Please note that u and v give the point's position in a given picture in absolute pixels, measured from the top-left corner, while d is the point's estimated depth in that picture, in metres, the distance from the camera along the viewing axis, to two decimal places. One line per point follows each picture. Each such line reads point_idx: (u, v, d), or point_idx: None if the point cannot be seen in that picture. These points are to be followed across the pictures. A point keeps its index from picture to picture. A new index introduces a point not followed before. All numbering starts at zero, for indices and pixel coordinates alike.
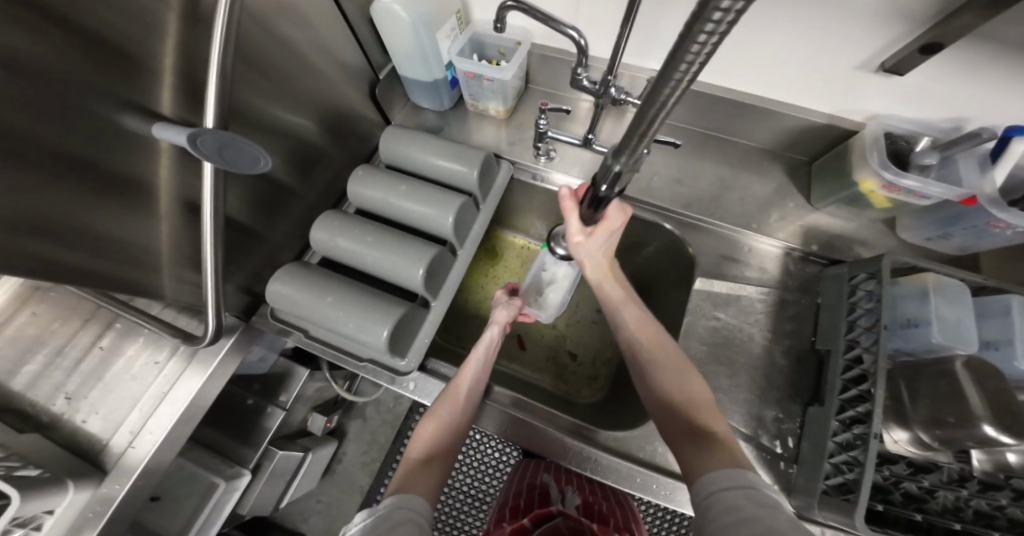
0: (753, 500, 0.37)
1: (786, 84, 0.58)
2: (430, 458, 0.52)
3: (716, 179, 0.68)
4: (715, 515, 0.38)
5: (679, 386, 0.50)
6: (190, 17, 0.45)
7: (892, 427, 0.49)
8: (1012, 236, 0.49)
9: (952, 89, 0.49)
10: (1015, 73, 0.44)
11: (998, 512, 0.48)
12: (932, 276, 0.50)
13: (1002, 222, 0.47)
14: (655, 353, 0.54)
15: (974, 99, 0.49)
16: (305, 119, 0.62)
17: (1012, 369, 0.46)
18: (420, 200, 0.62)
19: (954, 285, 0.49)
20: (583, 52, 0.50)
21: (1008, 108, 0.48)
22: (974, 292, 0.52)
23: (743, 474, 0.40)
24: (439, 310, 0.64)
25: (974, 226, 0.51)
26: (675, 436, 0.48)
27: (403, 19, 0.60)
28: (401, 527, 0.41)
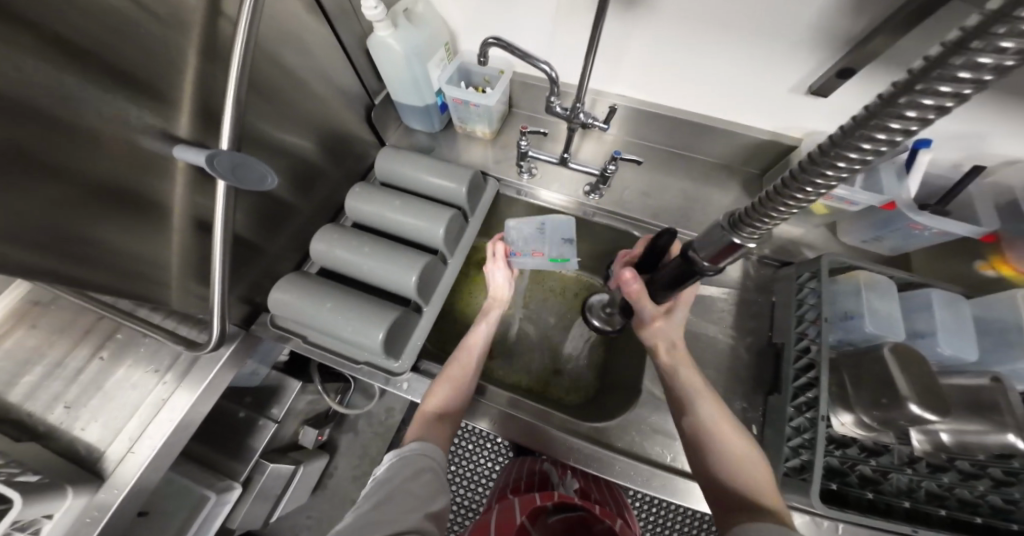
0: None
1: (737, 107, 0.66)
2: (442, 414, 0.57)
3: (682, 192, 0.75)
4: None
5: (739, 464, 0.49)
6: (207, 52, 0.50)
7: (839, 410, 0.54)
8: (932, 237, 0.57)
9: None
10: None
11: (948, 493, 0.54)
12: (864, 274, 0.56)
13: (919, 225, 0.55)
14: (716, 433, 0.52)
15: None
16: (305, 140, 0.68)
17: (937, 354, 0.53)
18: (411, 212, 0.68)
19: (883, 282, 0.56)
20: (555, 82, 0.57)
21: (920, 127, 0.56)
22: (903, 288, 0.58)
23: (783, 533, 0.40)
24: (431, 314, 0.68)
25: (899, 229, 0.58)
26: (724, 503, 0.47)
27: (397, 52, 0.67)
28: (421, 475, 0.49)
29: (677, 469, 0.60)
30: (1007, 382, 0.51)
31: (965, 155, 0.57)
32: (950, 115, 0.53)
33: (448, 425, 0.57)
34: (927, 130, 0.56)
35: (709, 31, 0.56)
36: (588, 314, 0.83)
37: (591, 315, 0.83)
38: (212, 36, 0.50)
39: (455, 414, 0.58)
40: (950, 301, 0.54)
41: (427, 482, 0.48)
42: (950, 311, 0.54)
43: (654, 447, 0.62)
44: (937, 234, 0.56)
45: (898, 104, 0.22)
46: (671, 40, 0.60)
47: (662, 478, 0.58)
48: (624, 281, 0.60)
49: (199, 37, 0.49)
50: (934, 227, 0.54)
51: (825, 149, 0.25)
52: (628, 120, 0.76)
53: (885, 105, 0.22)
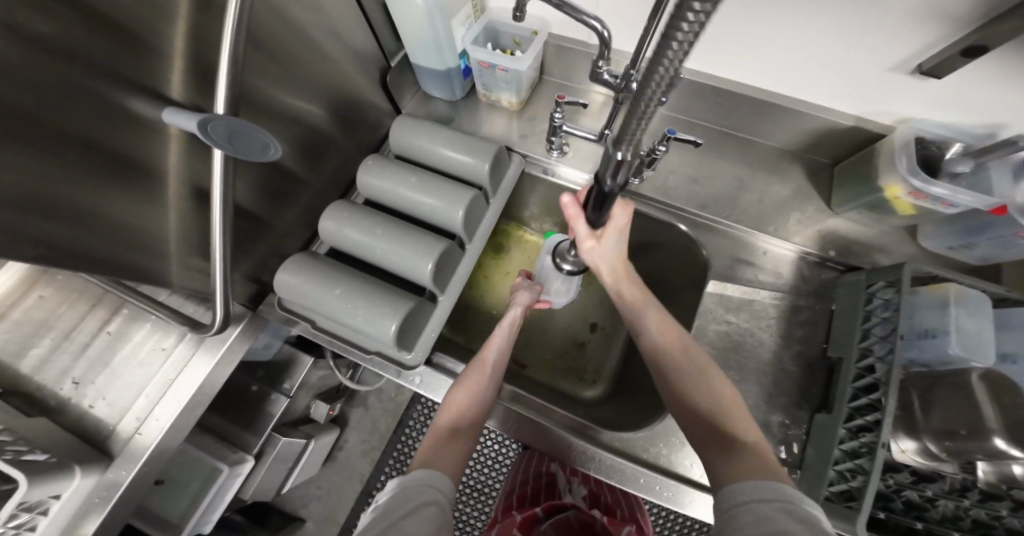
0: (789, 516, 0.34)
1: (815, 85, 0.56)
2: (457, 430, 0.53)
3: (735, 179, 0.67)
4: (744, 523, 0.35)
5: (708, 394, 0.49)
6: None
7: (901, 436, 0.48)
8: None
9: (994, 93, 0.47)
10: None
11: (997, 521, 0.46)
12: (954, 287, 0.49)
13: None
14: (674, 362, 0.53)
15: (1010, 105, 0.48)
16: (313, 105, 0.60)
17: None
18: (429, 192, 0.61)
19: (974, 297, 0.48)
20: (606, 44, 0.48)
21: None
22: (994, 304, 0.51)
23: (783, 486, 0.37)
24: (446, 305, 0.63)
25: (1000, 236, 0.50)
26: (702, 442, 0.47)
27: (417, 5, 0.58)
28: (425, 509, 0.42)
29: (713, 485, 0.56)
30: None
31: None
32: None
33: (460, 443, 0.52)
34: None
35: None
36: (558, 258, 0.69)
37: (561, 260, 0.68)
38: None
39: (471, 433, 0.54)
40: None
41: (427, 519, 0.41)
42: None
43: (681, 458, 0.57)
44: None
45: None
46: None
47: (690, 493, 0.55)
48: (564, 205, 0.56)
49: None
50: None
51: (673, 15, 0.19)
52: (678, 94, 0.67)
53: None
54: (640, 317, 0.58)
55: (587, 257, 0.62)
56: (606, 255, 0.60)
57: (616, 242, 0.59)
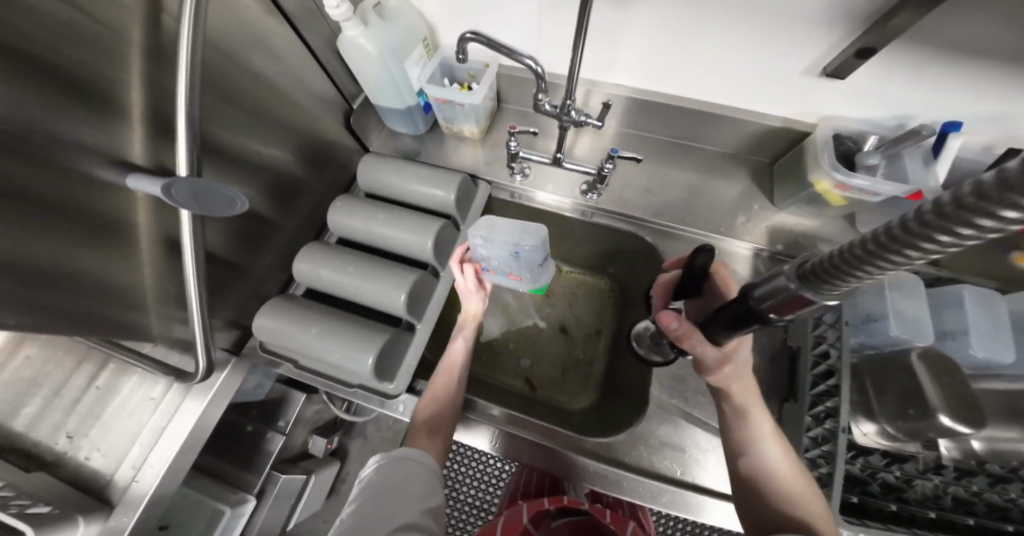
0: None
1: (744, 92, 0.61)
2: (435, 424, 0.56)
3: (687, 186, 0.71)
4: None
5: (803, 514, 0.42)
6: (152, 50, 0.44)
7: (861, 420, 0.50)
8: None
9: (894, 90, 0.53)
10: (943, 67, 0.48)
11: (975, 498, 0.49)
12: (889, 272, 0.52)
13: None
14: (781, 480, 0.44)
15: (912, 97, 0.52)
16: (282, 153, 0.64)
17: (970, 357, 0.49)
18: (399, 227, 0.64)
19: (909, 280, 0.52)
20: (541, 78, 0.52)
21: (938, 106, 0.53)
22: (932, 283, 0.55)
23: None
24: (425, 331, 0.65)
25: None
26: None
27: (371, 52, 0.60)
28: (407, 483, 0.47)
29: (697, 483, 0.57)
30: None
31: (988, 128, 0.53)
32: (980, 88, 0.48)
33: (442, 437, 0.55)
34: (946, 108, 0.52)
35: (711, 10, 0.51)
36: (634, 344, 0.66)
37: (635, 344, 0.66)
38: (157, 32, 0.44)
39: (449, 426, 0.57)
40: (987, 299, 0.50)
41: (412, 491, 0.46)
42: (983, 313, 0.49)
43: (663, 459, 0.59)
44: None
45: (947, 216, 0.17)
46: (673, 20, 0.54)
47: (673, 493, 0.56)
48: (664, 323, 0.47)
49: (142, 34, 0.42)
50: None
51: (882, 239, 0.20)
52: (624, 111, 0.71)
53: (934, 214, 0.17)
54: (754, 426, 0.47)
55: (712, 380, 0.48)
56: (739, 373, 0.47)
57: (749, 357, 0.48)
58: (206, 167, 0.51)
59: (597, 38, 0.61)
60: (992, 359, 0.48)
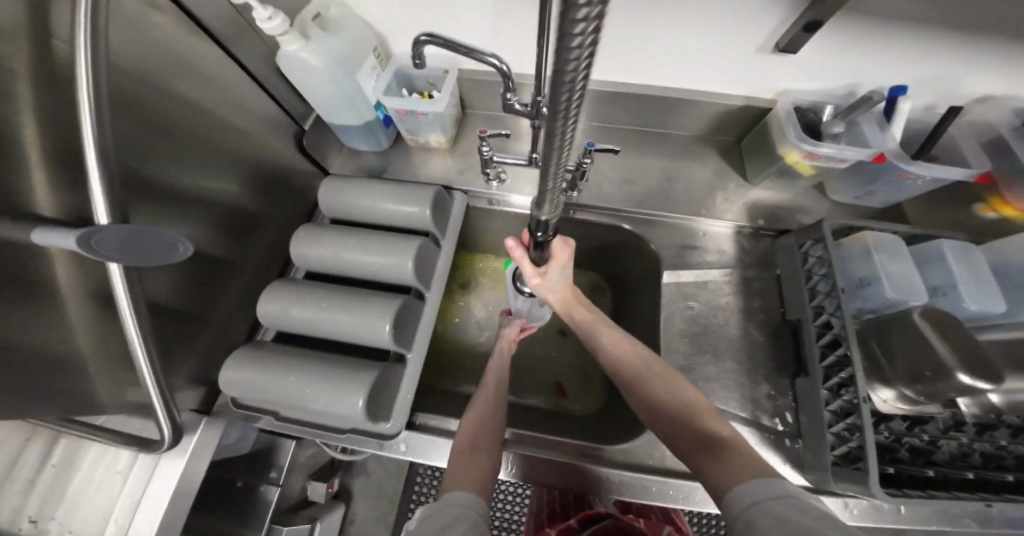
0: (796, 507, 0.32)
1: (703, 75, 0.62)
2: (476, 446, 0.50)
3: (663, 173, 0.71)
4: (762, 527, 0.32)
5: (672, 395, 0.49)
6: (50, 82, 0.36)
7: (878, 387, 0.49)
8: (923, 185, 0.56)
9: (846, 57, 0.53)
10: (883, 36, 0.49)
11: (1003, 451, 0.48)
12: (871, 235, 0.52)
13: (912, 173, 0.53)
14: (646, 374, 0.52)
15: (863, 63, 0.53)
16: (231, 186, 0.59)
17: (964, 311, 0.48)
18: (372, 251, 0.59)
19: (890, 240, 0.52)
20: (507, 77, 0.49)
21: (893, 70, 0.53)
22: (912, 240, 0.54)
23: (784, 481, 0.35)
24: (416, 361, 0.61)
25: (890, 181, 0.57)
26: (681, 445, 0.45)
27: (316, 67, 0.56)
28: (451, 527, 0.38)
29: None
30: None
31: (937, 93, 0.54)
32: (923, 51, 0.50)
33: (483, 456, 0.49)
34: (897, 73, 0.53)
35: None
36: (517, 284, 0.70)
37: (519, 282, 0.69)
38: (50, 61, 0.36)
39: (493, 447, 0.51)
40: (965, 249, 0.50)
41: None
42: (968, 265, 0.49)
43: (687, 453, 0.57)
44: (930, 182, 0.55)
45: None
46: (628, 8, 0.53)
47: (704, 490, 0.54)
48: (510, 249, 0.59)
49: (28, 59, 0.34)
50: (927, 176, 0.53)
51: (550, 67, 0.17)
52: (591, 106, 0.70)
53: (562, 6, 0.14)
54: (593, 338, 0.59)
55: (538, 290, 0.64)
56: (554, 285, 0.62)
57: (560, 274, 0.62)
58: (135, 211, 0.45)
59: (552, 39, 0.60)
60: (986, 309, 0.47)
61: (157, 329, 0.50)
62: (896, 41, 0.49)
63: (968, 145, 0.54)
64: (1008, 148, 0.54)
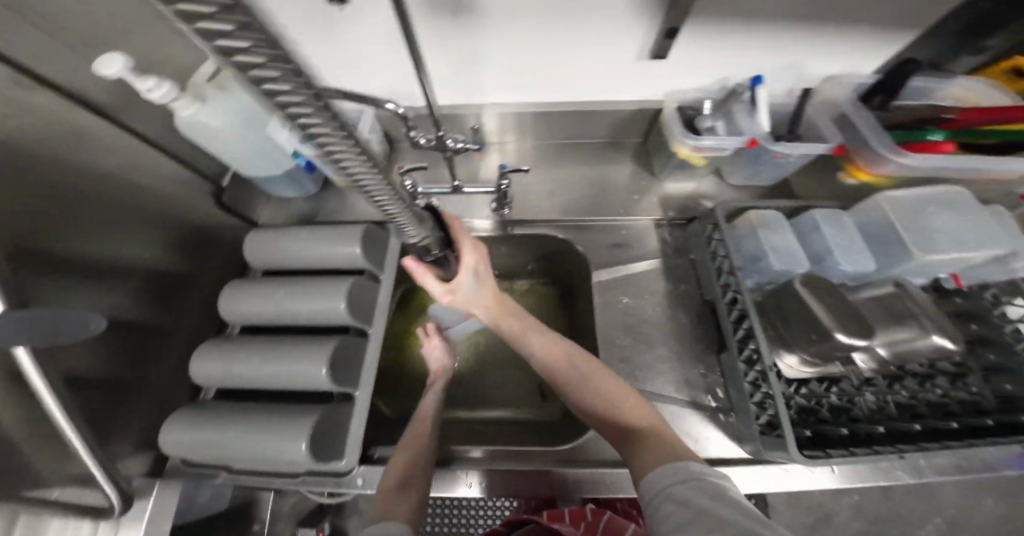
0: (699, 493, 0.36)
1: (598, 85, 0.68)
2: (406, 483, 0.51)
3: (583, 179, 0.76)
4: (667, 516, 0.36)
5: (601, 394, 0.53)
6: None
7: (783, 353, 0.51)
8: (795, 161, 0.62)
9: (708, 56, 0.60)
10: (730, 36, 0.56)
11: (915, 400, 0.53)
12: (754, 215, 0.57)
13: (780, 153, 0.60)
14: (579, 374, 0.56)
15: (723, 58, 0.60)
16: (147, 249, 0.60)
17: (842, 274, 0.53)
18: (304, 295, 0.61)
19: (770, 216, 0.57)
20: (406, 119, 0.51)
21: (749, 62, 0.61)
22: (792, 214, 0.59)
23: (690, 465, 0.39)
24: (365, 398, 0.62)
25: (766, 160, 0.63)
26: (613, 438, 0.50)
27: (216, 127, 0.56)
28: None
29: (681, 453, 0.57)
30: (906, 283, 0.50)
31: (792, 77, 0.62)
32: (769, 42, 0.57)
33: (417, 492, 0.50)
34: (753, 63, 0.61)
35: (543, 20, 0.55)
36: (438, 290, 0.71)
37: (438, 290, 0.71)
38: None
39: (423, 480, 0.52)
40: (833, 216, 0.55)
41: None
42: (841, 231, 0.55)
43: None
44: (799, 157, 0.61)
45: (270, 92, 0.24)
46: (515, 33, 0.58)
47: None
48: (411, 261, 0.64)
49: None
50: (794, 153, 0.59)
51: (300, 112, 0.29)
52: (507, 127, 0.75)
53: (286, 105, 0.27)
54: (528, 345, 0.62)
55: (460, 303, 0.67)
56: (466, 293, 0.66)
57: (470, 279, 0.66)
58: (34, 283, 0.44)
59: (456, 70, 0.65)
60: (859, 270, 0.52)
61: (77, 403, 0.50)
62: (742, 37, 0.57)
63: (824, 122, 0.61)
64: (853, 123, 0.55)
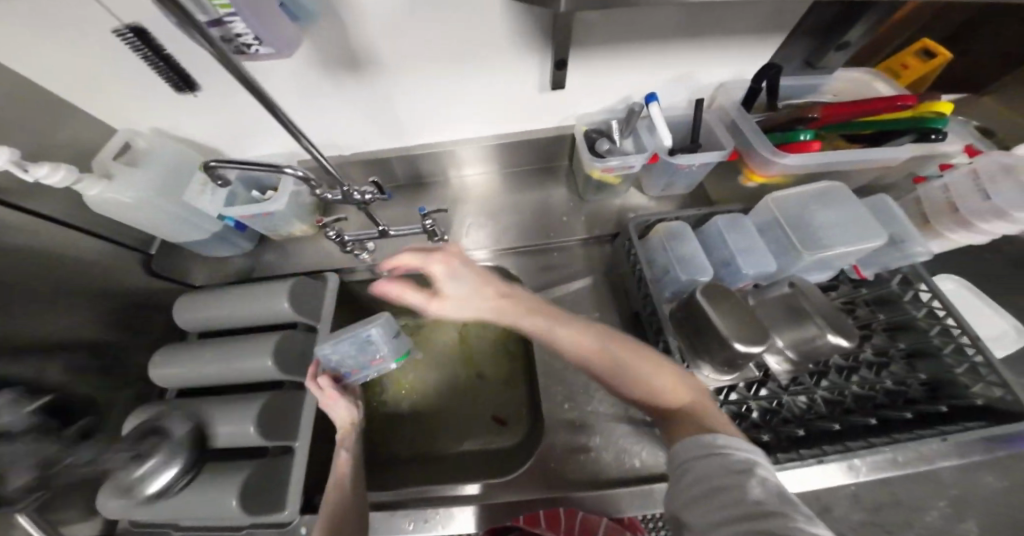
0: (721, 466, 0.34)
1: (512, 118, 0.70)
2: None
3: (515, 207, 0.77)
4: (694, 491, 0.34)
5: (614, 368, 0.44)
6: None
7: (699, 363, 0.51)
8: (699, 169, 0.64)
9: (604, 81, 0.63)
10: (618, 60, 0.59)
11: (840, 395, 0.54)
12: (660, 228, 0.59)
13: (682, 164, 0.62)
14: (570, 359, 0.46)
15: (618, 81, 0.63)
16: (87, 319, 0.60)
17: (745, 278, 0.53)
18: (230, 354, 0.60)
19: (677, 226, 0.59)
20: (307, 180, 0.49)
21: (643, 81, 0.63)
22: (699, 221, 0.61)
23: (715, 438, 0.36)
24: (303, 450, 0.59)
25: (673, 171, 0.65)
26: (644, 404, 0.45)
27: (128, 202, 0.57)
28: None
29: (626, 470, 0.54)
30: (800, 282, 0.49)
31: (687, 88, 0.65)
32: (655, 62, 0.60)
33: None
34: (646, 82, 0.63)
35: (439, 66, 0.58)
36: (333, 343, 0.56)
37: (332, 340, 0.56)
38: None
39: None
40: (734, 222, 0.57)
41: None
42: (738, 235, 0.56)
43: (583, 455, 0.56)
44: (701, 166, 0.63)
45: None
46: (419, 82, 0.60)
47: None
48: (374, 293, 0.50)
49: None
50: (693, 163, 0.61)
51: None
52: (434, 165, 0.77)
53: None
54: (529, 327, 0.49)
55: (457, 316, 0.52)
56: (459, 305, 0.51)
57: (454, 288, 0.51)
58: None
59: (374, 122, 0.67)
60: (761, 272, 0.52)
61: None
62: (629, 60, 0.59)
63: (719, 128, 0.64)
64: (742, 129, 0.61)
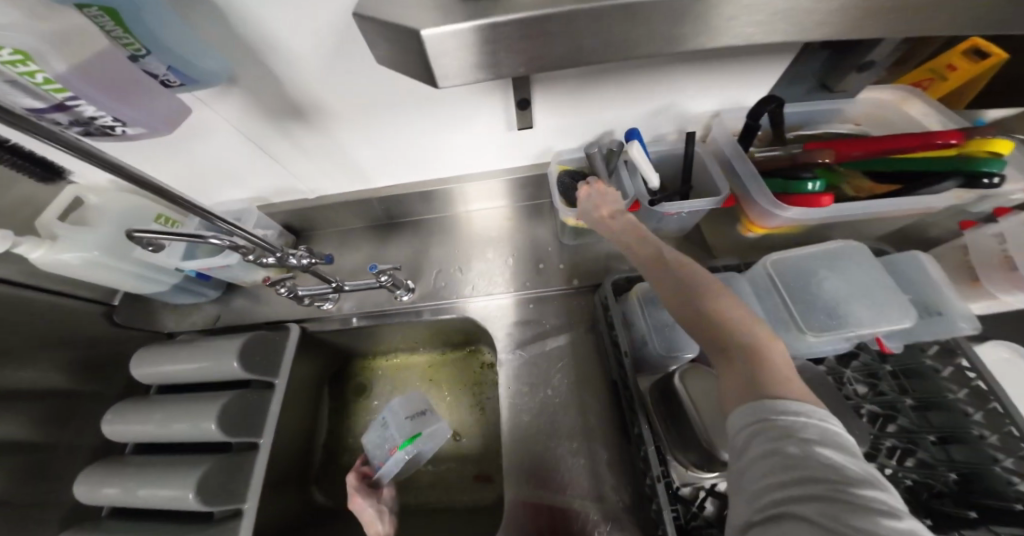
0: (772, 436, 0.26)
1: (482, 158, 0.64)
2: None
3: (490, 250, 0.71)
4: (755, 470, 0.27)
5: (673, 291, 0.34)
6: None
7: (678, 454, 0.43)
8: (689, 216, 0.55)
9: (579, 116, 0.55)
10: (591, 95, 0.51)
11: None
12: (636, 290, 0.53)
13: (670, 212, 0.54)
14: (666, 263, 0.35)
15: (594, 115, 0.55)
16: (44, 373, 0.58)
17: None
18: (171, 415, 0.56)
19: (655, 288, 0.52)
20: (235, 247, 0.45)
21: (623, 115, 0.55)
22: None
23: (770, 407, 0.27)
24: (249, 513, 0.55)
25: (659, 218, 0.57)
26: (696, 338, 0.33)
27: (77, 264, 0.54)
28: None
29: None
30: None
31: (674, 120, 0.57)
32: (634, 94, 0.52)
33: None
34: (627, 116, 0.55)
35: (390, 110, 0.52)
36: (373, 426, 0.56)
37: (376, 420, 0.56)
38: None
39: None
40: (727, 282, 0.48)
41: None
42: None
43: None
44: (691, 212, 0.55)
45: None
46: (372, 128, 0.55)
47: None
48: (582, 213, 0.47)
49: None
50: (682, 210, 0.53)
51: None
52: (405, 206, 0.72)
53: None
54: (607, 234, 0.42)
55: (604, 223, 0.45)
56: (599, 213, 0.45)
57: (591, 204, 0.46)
58: None
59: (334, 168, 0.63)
60: None
61: None
62: (603, 94, 0.52)
63: (714, 168, 0.55)
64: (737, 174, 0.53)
